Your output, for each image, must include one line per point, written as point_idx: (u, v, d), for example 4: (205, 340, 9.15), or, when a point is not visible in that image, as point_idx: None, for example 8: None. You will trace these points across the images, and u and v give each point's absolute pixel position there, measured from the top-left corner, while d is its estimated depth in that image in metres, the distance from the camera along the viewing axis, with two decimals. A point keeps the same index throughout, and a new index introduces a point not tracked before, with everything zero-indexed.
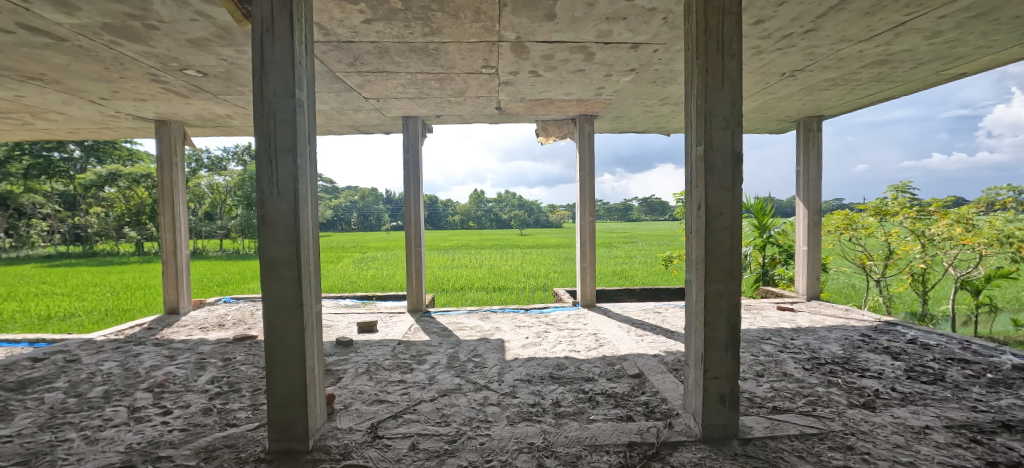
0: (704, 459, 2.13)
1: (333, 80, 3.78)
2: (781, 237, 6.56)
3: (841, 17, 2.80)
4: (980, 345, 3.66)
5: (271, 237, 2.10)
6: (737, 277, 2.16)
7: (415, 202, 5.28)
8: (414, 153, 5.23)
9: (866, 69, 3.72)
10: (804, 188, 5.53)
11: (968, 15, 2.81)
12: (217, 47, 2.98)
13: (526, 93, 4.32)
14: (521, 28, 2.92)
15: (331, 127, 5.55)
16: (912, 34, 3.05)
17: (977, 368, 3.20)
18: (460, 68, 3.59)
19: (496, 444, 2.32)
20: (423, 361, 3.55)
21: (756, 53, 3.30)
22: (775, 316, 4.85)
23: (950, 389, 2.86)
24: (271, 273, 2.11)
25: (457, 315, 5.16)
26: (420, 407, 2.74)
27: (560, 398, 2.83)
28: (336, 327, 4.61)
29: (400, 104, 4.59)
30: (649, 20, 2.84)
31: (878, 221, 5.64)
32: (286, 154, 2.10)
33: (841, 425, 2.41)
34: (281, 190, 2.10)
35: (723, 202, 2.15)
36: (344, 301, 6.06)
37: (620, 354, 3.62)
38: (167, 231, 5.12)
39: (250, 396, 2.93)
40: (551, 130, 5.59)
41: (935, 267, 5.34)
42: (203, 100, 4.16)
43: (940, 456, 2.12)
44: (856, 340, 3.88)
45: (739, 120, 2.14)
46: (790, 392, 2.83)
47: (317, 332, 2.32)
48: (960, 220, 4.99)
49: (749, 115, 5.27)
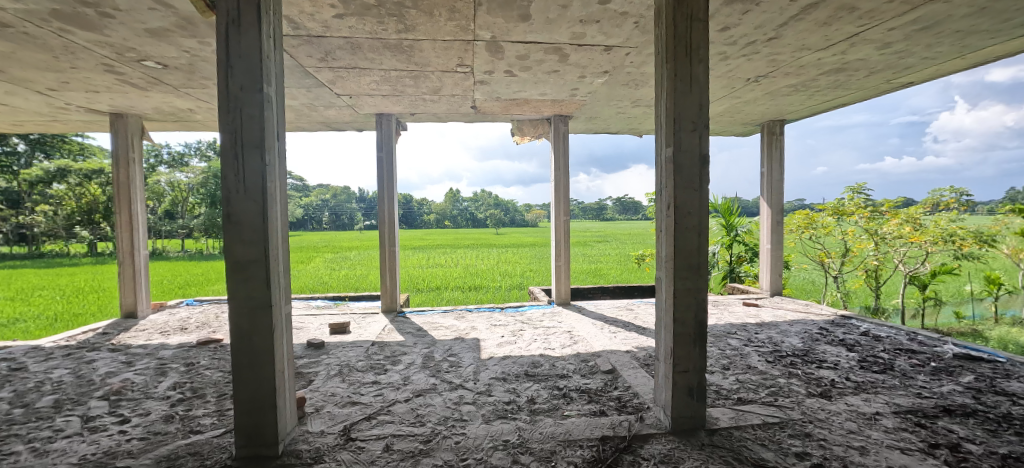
0: (674, 451, 2.19)
1: (303, 75, 3.68)
2: (747, 236, 6.84)
3: (801, 27, 2.94)
4: (925, 336, 3.91)
5: (238, 236, 2.04)
6: (703, 273, 2.24)
7: (389, 200, 5.20)
8: (388, 150, 5.14)
9: (824, 76, 3.91)
10: (767, 187, 5.77)
11: (914, 28, 2.99)
12: (178, 38, 2.85)
13: (501, 92, 4.33)
14: (496, 28, 2.94)
15: (301, 124, 5.40)
16: (865, 44, 3.23)
17: (921, 357, 3.43)
18: (435, 66, 3.56)
19: (471, 443, 2.32)
20: (397, 362, 3.51)
21: (723, 58, 3.42)
22: (741, 311, 5.05)
23: (899, 377, 3.05)
24: (238, 274, 2.05)
25: (432, 315, 5.12)
26: (395, 408, 2.71)
27: (536, 395, 2.86)
28: (307, 329, 4.51)
29: (374, 102, 4.52)
30: (621, 24, 2.90)
31: (835, 220, 5.93)
32: (254, 152, 2.04)
33: (800, 413, 2.54)
34: (248, 188, 2.04)
35: (691, 202, 2.22)
36: (315, 302, 5.93)
37: (594, 351, 3.68)
38: (123, 230, 4.87)
39: (216, 402, 2.83)
40: (526, 129, 5.62)
41: (886, 263, 5.69)
42: (162, 93, 3.96)
43: (889, 440, 2.27)
44: (814, 333, 4.09)
45: (706, 124, 2.22)
46: (753, 383, 2.96)
47: (288, 333, 2.27)
48: (909, 219, 5.32)
49: (717, 119, 5.47)
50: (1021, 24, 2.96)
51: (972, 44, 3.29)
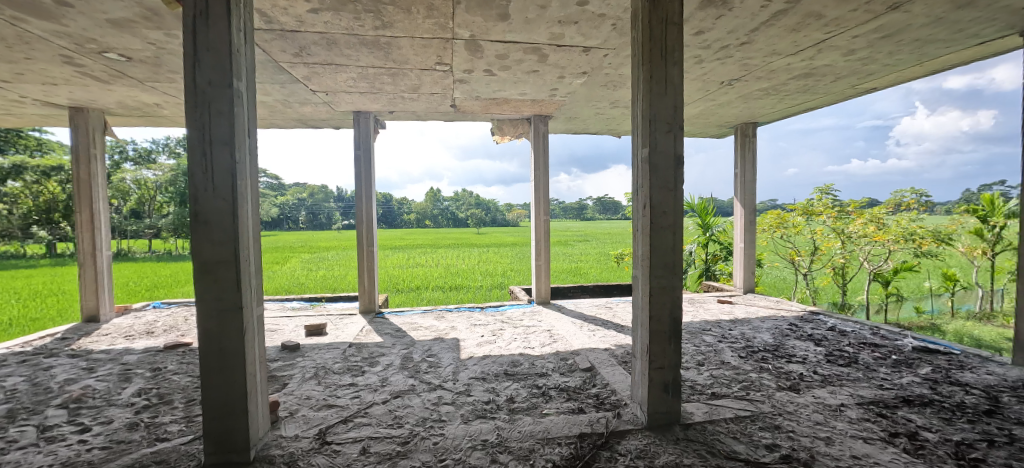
0: (650, 446, 2.23)
1: (277, 70, 3.58)
2: (722, 235, 7.02)
3: (771, 32, 3.03)
4: (887, 330, 4.10)
5: (206, 236, 1.97)
6: (678, 272, 2.29)
7: (367, 199, 5.12)
8: (365, 149, 5.06)
9: (793, 80, 4.04)
10: (740, 188, 5.93)
11: (877, 36, 3.12)
12: (143, 30, 2.74)
13: (480, 91, 4.32)
14: (474, 26, 2.92)
15: (275, 120, 5.26)
16: (831, 50, 3.35)
17: (884, 351, 3.59)
18: (413, 64, 3.52)
19: (450, 443, 2.31)
20: (375, 363, 3.46)
21: (697, 61, 3.50)
22: (716, 308, 5.19)
23: (863, 370, 3.18)
24: (207, 275, 1.98)
25: (411, 316, 5.07)
26: (372, 410, 2.67)
27: (515, 394, 2.86)
28: (282, 331, 4.39)
29: (351, 99, 4.44)
30: (599, 26, 2.93)
31: (805, 220, 6.15)
32: (223, 149, 1.97)
33: (770, 406, 2.62)
34: (217, 186, 1.98)
35: (667, 202, 2.27)
36: (290, 303, 5.78)
37: (573, 349, 3.71)
38: (84, 230, 4.64)
39: (184, 408, 2.73)
40: (506, 129, 5.62)
41: (852, 261, 5.92)
42: (126, 87, 3.80)
43: (852, 430, 2.36)
44: (784, 329, 4.23)
45: (680, 125, 2.26)
46: (726, 378, 3.04)
47: (260, 335, 2.20)
48: (873, 219, 5.57)
49: (692, 121, 5.59)
50: (974, 34, 3.13)
51: (930, 52, 3.45)
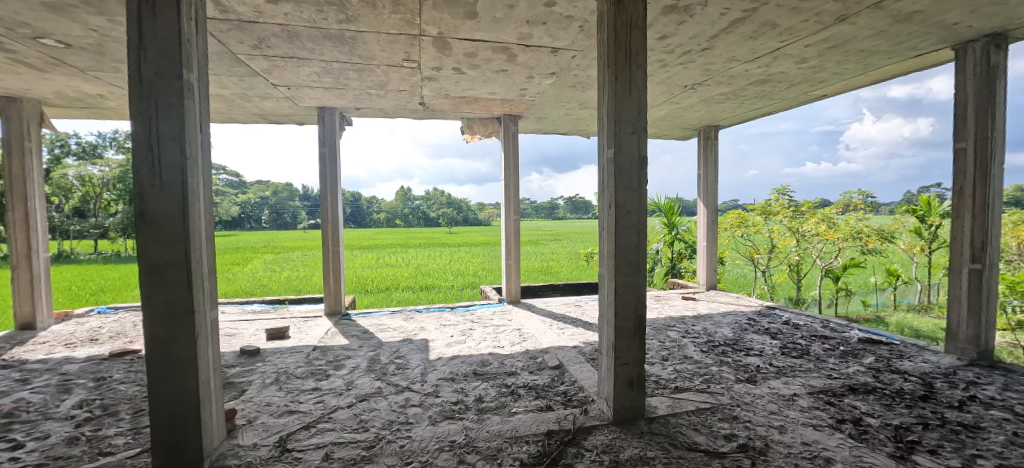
0: (615, 440, 2.28)
1: (234, 62, 3.42)
2: (687, 234, 7.24)
3: (730, 39, 3.15)
4: (836, 323, 4.34)
5: (153, 236, 1.86)
6: (641, 270, 2.34)
7: (333, 198, 4.97)
8: (330, 146, 4.90)
9: (751, 86, 4.22)
10: (704, 189, 6.14)
11: (826, 46, 3.30)
12: (83, 15, 2.56)
13: (450, 90, 4.28)
14: (442, 24, 2.89)
15: (233, 115, 5.02)
16: (785, 58, 3.52)
17: (833, 343, 3.80)
18: (380, 59, 3.44)
19: (417, 445, 2.28)
20: (341, 366, 3.36)
21: (662, 65, 3.60)
22: (680, 304, 5.36)
23: (814, 361, 3.36)
24: (155, 278, 1.87)
25: (379, 317, 4.97)
26: (336, 414, 2.60)
27: (483, 394, 2.85)
28: (241, 335, 4.20)
29: (315, 94, 4.30)
30: (567, 27, 2.96)
31: (764, 220, 6.45)
32: (172, 144, 1.87)
33: (729, 398, 2.73)
34: (165, 183, 1.86)
35: (631, 201, 2.31)
36: (250, 306, 5.54)
37: (542, 348, 3.74)
38: (17, 230, 4.28)
39: (132, 419, 2.56)
40: (476, 128, 5.59)
41: (806, 259, 6.25)
42: (65, 76, 3.53)
43: (804, 418, 2.49)
44: (743, 323, 4.42)
45: (644, 127, 2.31)
46: (689, 372, 3.14)
47: (214, 340, 2.10)
48: (825, 219, 5.90)
49: (658, 123, 5.74)
50: (912, 47, 3.35)
51: (874, 63, 3.68)
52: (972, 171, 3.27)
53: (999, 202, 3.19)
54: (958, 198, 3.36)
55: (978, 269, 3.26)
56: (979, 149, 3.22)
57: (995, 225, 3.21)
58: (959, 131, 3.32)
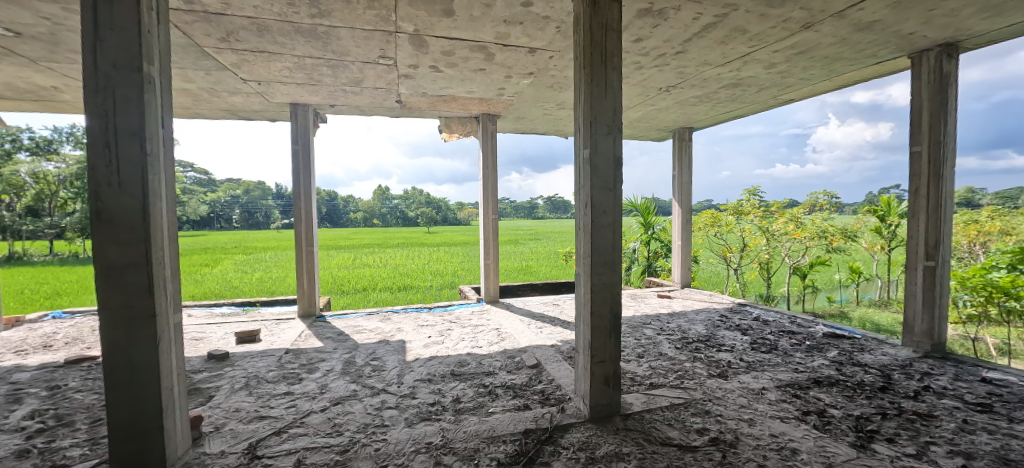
0: (591, 437, 2.30)
1: (200, 55, 3.29)
2: (662, 233, 7.38)
3: (703, 43, 3.22)
4: (802, 319, 4.52)
5: (111, 236, 1.77)
6: (617, 269, 2.37)
7: (307, 197, 4.84)
8: (304, 144, 4.78)
9: (723, 89, 4.33)
10: (678, 189, 6.28)
11: (793, 52, 3.42)
12: (34, 2, 2.41)
13: (427, 88, 4.23)
14: (418, 21, 2.86)
15: (200, 110, 4.83)
16: (755, 63, 3.63)
17: (799, 337, 3.95)
18: (354, 55, 3.37)
19: (392, 448, 2.25)
20: (314, 369, 3.28)
21: (638, 67, 3.65)
22: (655, 302, 5.46)
23: (781, 355, 3.48)
24: (113, 280, 1.79)
25: (354, 318, 4.87)
26: (309, 419, 2.53)
27: (461, 394, 2.83)
28: (209, 339, 4.05)
29: (287, 90, 4.18)
30: (544, 27, 2.97)
31: (735, 219, 6.59)
32: (131, 139, 1.78)
33: (702, 393, 2.80)
34: (123, 181, 1.78)
35: (606, 201, 2.34)
36: (219, 309, 5.35)
37: (520, 347, 3.74)
38: None
39: (89, 429, 2.43)
40: (454, 127, 5.55)
41: (776, 257, 6.47)
42: (14, 66, 3.32)
43: (772, 411, 2.58)
44: (716, 320, 4.54)
45: (619, 127, 2.34)
46: (664, 369, 3.20)
47: (178, 344, 2.02)
48: (793, 218, 6.12)
49: (634, 124, 5.83)
50: (872, 54, 3.51)
51: (838, 69, 3.83)
52: (926, 173, 3.45)
53: (951, 203, 3.38)
54: (914, 199, 3.54)
55: (932, 266, 3.45)
56: (933, 152, 3.40)
57: (947, 225, 3.39)
58: (915, 135, 3.49)
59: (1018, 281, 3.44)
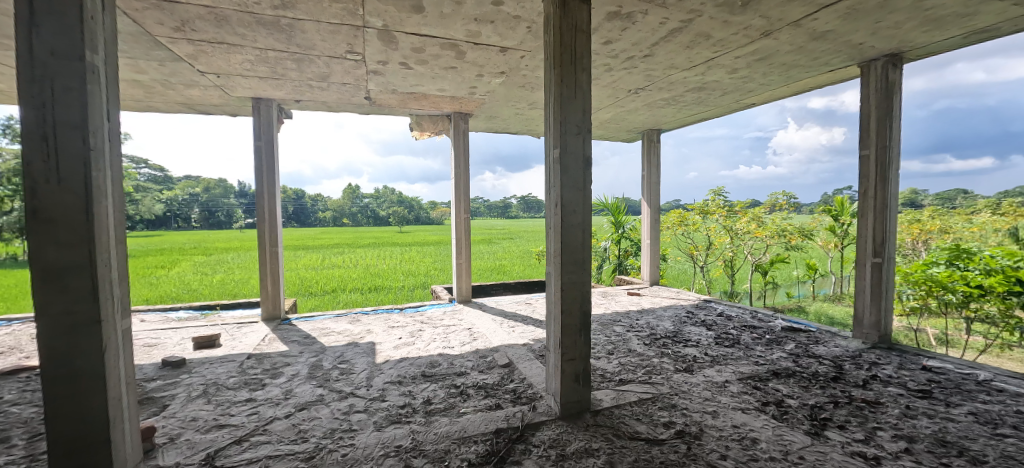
0: (562, 435, 2.32)
1: (153, 45, 3.11)
2: (632, 232, 7.54)
3: (669, 47, 3.31)
4: (763, 313, 4.72)
5: (49, 237, 1.65)
6: (587, 267, 2.40)
7: (270, 196, 4.66)
8: (267, 140, 4.59)
9: (689, 93, 4.47)
10: (647, 189, 6.43)
11: (753, 58, 3.56)
12: None
13: (397, 85, 4.16)
14: (387, 16, 2.80)
15: (153, 103, 4.56)
16: (718, 68, 3.76)
17: (760, 332, 4.12)
18: (321, 50, 3.27)
19: (361, 453, 2.19)
20: (279, 374, 3.17)
21: (607, 69, 3.71)
22: (625, 300, 5.57)
23: (743, 349, 3.63)
24: (53, 284, 1.66)
25: (322, 320, 4.74)
26: (272, 426, 2.44)
27: (432, 395, 2.80)
28: (164, 345, 3.84)
29: (249, 83, 4.01)
30: (515, 27, 2.97)
31: (702, 219, 6.86)
32: (72, 132, 1.66)
33: (668, 387, 2.88)
34: (63, 177, 1.65)
35: (576, 200, 2.37)
36: (175, 313, 5.08)
37: (492, 346, 3.74)
38: None
39: (26, 445, 2.26)
40: (425, 125, 5.48)
41: (739, 255, 6.73)
42: None
43: (734, 403, 2.68)
44: (683, 316, 4.68)
45: (588, 128, 2.37)
46: (633, 364, 3.27)
47: (127, 351, 1.90)
48: (755, 218, 6.38)
49: (605, 125, 5.92)
50: (826, 63, 3.69)
51: (795, 76, 4.01)
52: (874, 175, 3.66)
53: (895, 204, 3.60)
54: (863, 200, 3.75)
55: (879, 262, 3.67)
56: (880, 156, 3.61)
57: (893, 224, 3.61)
58: (864, 139, 3.70)
59: (955, 276, 3.67)
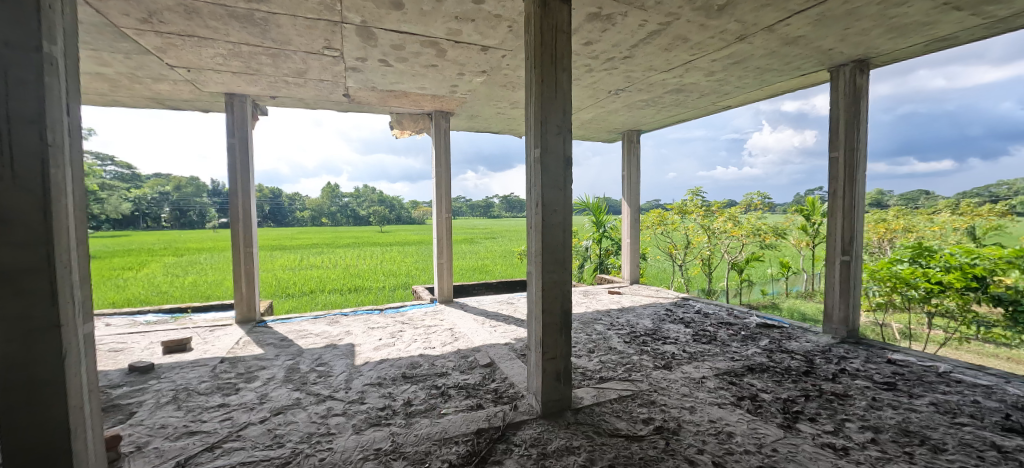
0: (543, 434, 2.33)
1: (118, 36, 2.99)
2: (613, 231, 7.63)
3: (649, 49, 3.35)
4: (739, 310, 4.84)
5: (2, 237, 1.56)
6: (567, 266, 2.42)
7: (244, 195, 4.53)
8: (241, 137, 4.45)
9: (667, 94, 4.54)
10: (628, 189, 6.51)
11: (729, 62, 3.65)
12: None
13: (377, 82, 4.09)
14: (365, 12, 2.76)
15: (119, 97, 4.38)
16: (695, 70, 3.83)
17: (736, 328, 4.23)
18: (297, 45, 3.19)
19: (339, 457, 2.15)
20: (253, 378, 3.08)
21: (588, 70, 3.74)
22: (606, 299, 5.63)
23: (720, 345, 3.71)
24: (8, 287, 1.58)
25: (299, 322, 4.63)
26: (246, 432, 2.37)
27: (412, 397, 2.77)
28: (130, 350, 3.68)
29: (221, 78, 3.88)
30: (496, 26, 2.97)
31: (680, 218, 7.00)
32: (28, 127, 1.57)
33: (648, 384, 2.92)
34: (17, 174, 1.57)
35: (557, 200, 2.38)
36: (144, 316, 4.88)
37: (474, 346, 3.72)
38: None
39: None
40: (406, 123, 5.42)
41: (716, 253, 6.88)
42: None
43: (710, 398, 2.74)
44: (662, 314, 4.75)
45: (569, 128, 2.39)
46: (613, 362, 3.31)
47: (90, 357, 1.81)
48: (731, 217, 6.54)
49: (586, 125, 5.97)
50: (798, 67, 3.81)
51: (769, 79, 4.12)
52: (843, 177, 3.80)
53: (862, 204, 3.74)
54: (832, 200, 3.88)
55: (847, 260, 3.81)
56: (848, 158, 3.74)
57: (860, 223, 3.75)
58: (834, 141, 3.83)
59: (917, 273, 3.84)
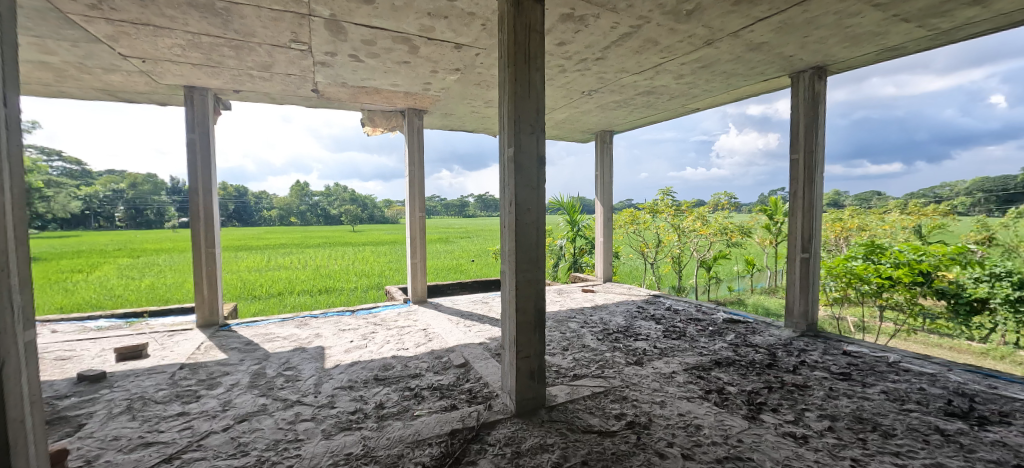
0: (517, 432, 2.33)
1: (63, 23, 2.80)
2: (587, 230, 7.73)
3: (620, 51, 3.40)
4: (707, 306, 5.00)
5: None
6: (541, 265, 2.43)
7: (206, 193, 4.32)
8: (201, 133, 4.26)
9: (639, 96, 4.63)
10: (601, 189, 6.60)
11: (697, 65, 3.75)
12: None
13: (347, 78, 3.99)
14: (334, 5, 2.68)
15: (66, 88, 4.10)
16: (665, 73, 3.92)
17: (704, 324, 4.36)
18: (263, 38, 3.08)
19: (307, 463, 2.09)
20: (216, 385, 2.95)
21: (561, 70, 3.77)
22: (580, 297, 5.69)
23: (689, 341, 3.81)
24: None
25: (265, 325, 4.47)
26: (208, 441, 2.27)
27: (384, 399, 2.72)
28: (79, 357, 3.46)
29: (180, 70, 3.70)
30: (469, 24, 2.95)
31: (651, 217, 7.17)
32: None
33: (620, 380, 2.97)
34: None
35: (530, 199, 2.38)
36: (95, 322, 4.60)
37: (448, 347, 3.69)
38: None
39: None
40: (378, 120, 5.31)
41: (686, 252, 7.07)
42: None
43: (680, 392, 2.81)
44: (634, 311, 4.85)
45: (542, 128, 2.40)
46: (586, 360, 3.35)
47: (33, 367, 1.69)
48: (700, 216, 6.74)
49: (560, 125, 6.01)
50: (762, 72, 3.95)
51: (735, 83, 4.26)
52: (802, 178, 3.97)
53: (821, 204, 3.92)
54: (793, 200, 4.06)
55: (807, 257, 3.99)
56: (807, 160, 3.92)
57: (818, 222, 3.94)
58: (794, 143, 4.00)
59: (870, 269, 4.03)
